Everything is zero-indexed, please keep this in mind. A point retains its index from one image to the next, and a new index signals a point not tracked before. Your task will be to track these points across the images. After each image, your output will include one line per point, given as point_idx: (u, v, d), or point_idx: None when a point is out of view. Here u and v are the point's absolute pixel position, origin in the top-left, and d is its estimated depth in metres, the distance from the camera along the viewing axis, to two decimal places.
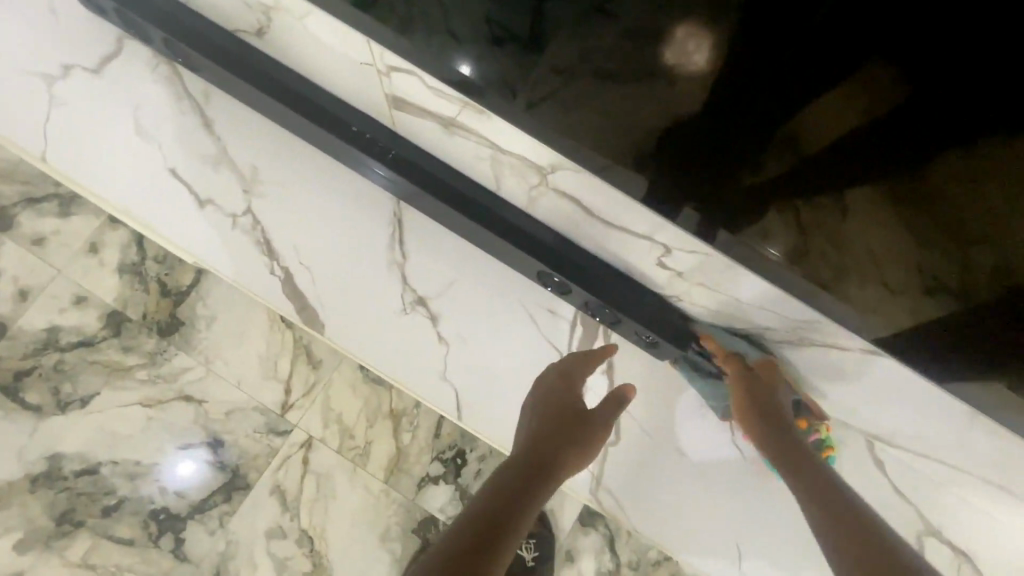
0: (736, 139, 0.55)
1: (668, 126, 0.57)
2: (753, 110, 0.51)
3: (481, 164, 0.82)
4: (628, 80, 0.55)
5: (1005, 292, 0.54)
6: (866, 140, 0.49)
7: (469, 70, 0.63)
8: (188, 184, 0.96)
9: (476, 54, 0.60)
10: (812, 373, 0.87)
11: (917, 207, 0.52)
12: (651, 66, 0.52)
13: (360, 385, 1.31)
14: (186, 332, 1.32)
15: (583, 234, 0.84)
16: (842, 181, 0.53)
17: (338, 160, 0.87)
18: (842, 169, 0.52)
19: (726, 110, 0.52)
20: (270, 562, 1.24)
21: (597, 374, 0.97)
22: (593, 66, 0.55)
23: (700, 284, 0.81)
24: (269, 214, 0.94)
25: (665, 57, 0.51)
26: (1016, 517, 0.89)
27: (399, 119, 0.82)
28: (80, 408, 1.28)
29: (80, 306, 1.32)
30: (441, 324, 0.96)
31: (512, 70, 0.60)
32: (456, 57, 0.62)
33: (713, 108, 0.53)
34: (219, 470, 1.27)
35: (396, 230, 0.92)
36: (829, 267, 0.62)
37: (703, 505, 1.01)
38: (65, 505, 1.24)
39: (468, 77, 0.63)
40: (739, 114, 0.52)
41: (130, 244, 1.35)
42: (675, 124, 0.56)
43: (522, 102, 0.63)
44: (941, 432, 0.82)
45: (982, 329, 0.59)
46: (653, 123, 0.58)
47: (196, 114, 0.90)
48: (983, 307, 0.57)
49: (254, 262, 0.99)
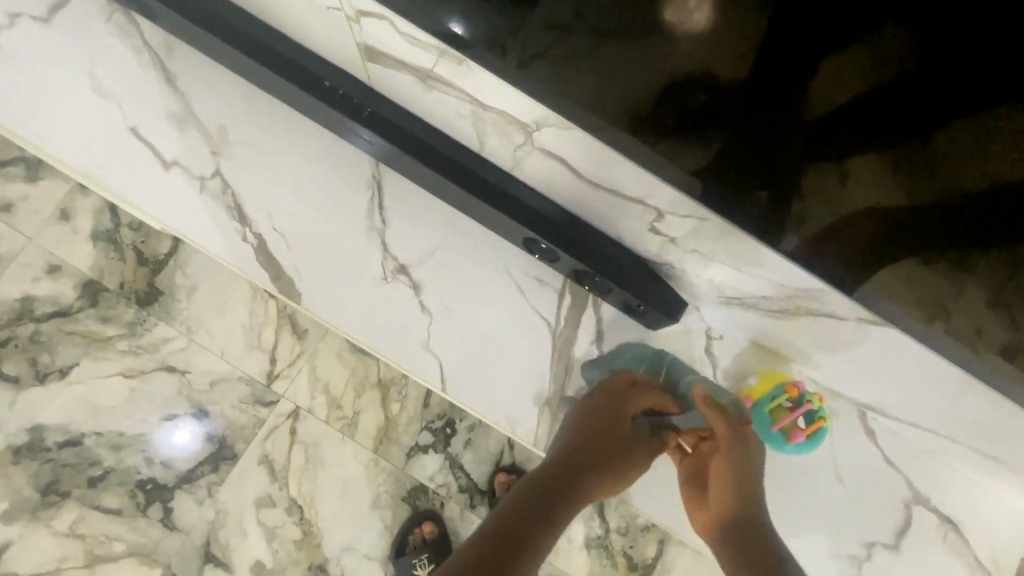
0: (736, 103, 0.51)
1: (666, 87, 0.52)
2: (750, 71, 0.47)
3: (462, 121, 0.77)
4: (622, 36, 0.50)
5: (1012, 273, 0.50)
6: (870, 106, 0.45)
7: (462, 28, 0.58)
8: (151, 144, 0.88)
9: (465, 8, 0.55)
10: (805, 341, 0.85)
11: (920, 178, 0.48)
12: (650, 18, 0.47)
13: (346, 355, 1.29)
14: (166, 302, 1.28)
15: (571, 198, 0.80)
16: (845, 149, 0.49)
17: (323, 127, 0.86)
18: (846, 137, 0.48)
19: (725, 73, 0.49)
20: (260, 530, 1.24)
21: (586, 344, 0.91)
22: (586, 19, 0.50)
23: (694, 250, 0.78)
24: (240, 177, 0.88)
25: (664, 15, 0.46)
26: (1002, 484, 0.89)
27: (373, 73, 0.76)
28: (60, 379, 1.25)
29: (53, 275, 1.28)
30: (424, 292, 0.90)
31: (498, 22, 0.55)
32: (443, 13, 0.57)
33: (714, 69, 0.49)
34: (206, 440, 1.26)
35: (375, 195, 0.89)
36: (827, 236, 0.59)
37: None
38: (50, 475, 1.23)
39: (462, 35, 0.58)
40: (737, 74, 0.48)
41: (102, 210, 1.30)
42: (674, 85, 0.52)
43: (513, 60, 0.58)
44: (935, 400, 0.80)
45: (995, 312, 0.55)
46: (648, 82, 0.53)
47: (155, 69, 0.86)
48: (986, 286, 0.52)
49: (224, 226, 0.90)
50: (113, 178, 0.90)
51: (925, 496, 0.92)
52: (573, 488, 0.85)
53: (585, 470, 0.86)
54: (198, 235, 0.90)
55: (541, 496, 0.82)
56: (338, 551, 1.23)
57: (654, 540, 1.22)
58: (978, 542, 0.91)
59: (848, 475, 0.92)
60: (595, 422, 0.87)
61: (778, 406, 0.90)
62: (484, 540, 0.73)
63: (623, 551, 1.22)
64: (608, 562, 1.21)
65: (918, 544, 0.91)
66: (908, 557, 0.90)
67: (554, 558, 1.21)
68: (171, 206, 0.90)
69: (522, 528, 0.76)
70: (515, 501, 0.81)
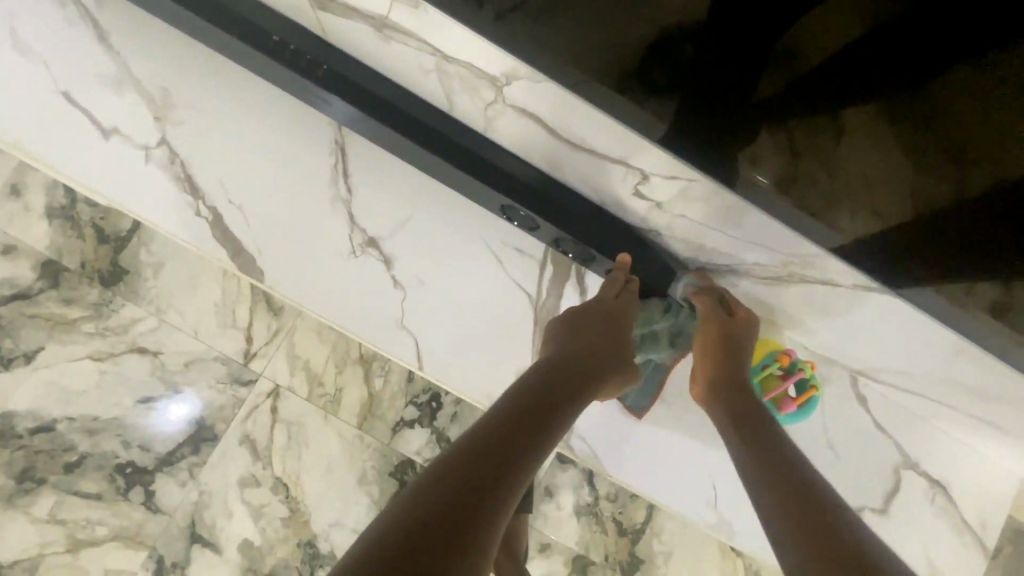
0: (731, 58, 0.48)
1: (654, 39, 0.49)
2: (744, 14, 0.44)
3: (427, 78, 0.71)
4: None
5: (1007, 212, 0.50)
6: (868, 54, 0.44)
7: None
8: (87, 110, 0.82)
9: None
10: (797, 308, 0.83)
11: (918, 124, 0.47)
12: None
13: (326, 331, 1.25)
14: (132, 281, 1.21)
15: (553, 160, 0.76)
16: (838, 103, 0.48)
17: (285, 91, 0.80)
18: (838, 88, 0.47)
19: (718, 20, 0.46)
20: (246, 510, 1.20)
21: (572, 296, 0.87)
22: None
23: (683, 215, 0.73)
24: (189, 147, 0.83)
25: None
26: (987, 442, 0.89)
27: (328, 24, 0.69)
28: (25, 364, 1.19)
29: (9, 256, 1.20)
30: (396, 266, 0.85)
31: None
32: None
33: (703, 16, 0.46)
34: (185, 421, 1.21)
35: (339, 161, 0.84)
36: (819, 193, 0.57)
37: (694, 457, 0.92)
38: (23, 463, 1.17)
39: None
40: (730, 18, 0.45)
41: (55, 186, 1.22)
42: (661, 37, 0.49)
43: (488, 11, 0.53)
44: (924, 361, 0.80)
45: (997, 252, 0.55)
46: (635, 35, 0.49)
47: (85, 24, 0.81)
48: (986, 232, 0.53)
49: (167, 199, 0.83)
50: (39, 141, 0.81)
51: (915, 460, 0.91)
52: (557, 409, 0.66)
53: (570, 392, 0.69)
54: (138, 208, 0.83)
55: (522, 424, 0.61)
56: (327, 527, 1.21)
57: (643, 506, 1.22)
58: (966, 501, 0.91)
59: (839, 441, 0.90)
60: (583, 333, 0.77)
61: (769, 375, 0.86)
62: (452, 470, 0.53)
63: (612, 517, 1.22)
64: (598, 528, 1.21)
65: (908, 505, 0.90)
66: (900, 519, 0.90)
67: (545, 527, 1.20)
68: (107, 175, 0.82)
69: (495, 476, 0.54)
70: (483, 435, 0.58)
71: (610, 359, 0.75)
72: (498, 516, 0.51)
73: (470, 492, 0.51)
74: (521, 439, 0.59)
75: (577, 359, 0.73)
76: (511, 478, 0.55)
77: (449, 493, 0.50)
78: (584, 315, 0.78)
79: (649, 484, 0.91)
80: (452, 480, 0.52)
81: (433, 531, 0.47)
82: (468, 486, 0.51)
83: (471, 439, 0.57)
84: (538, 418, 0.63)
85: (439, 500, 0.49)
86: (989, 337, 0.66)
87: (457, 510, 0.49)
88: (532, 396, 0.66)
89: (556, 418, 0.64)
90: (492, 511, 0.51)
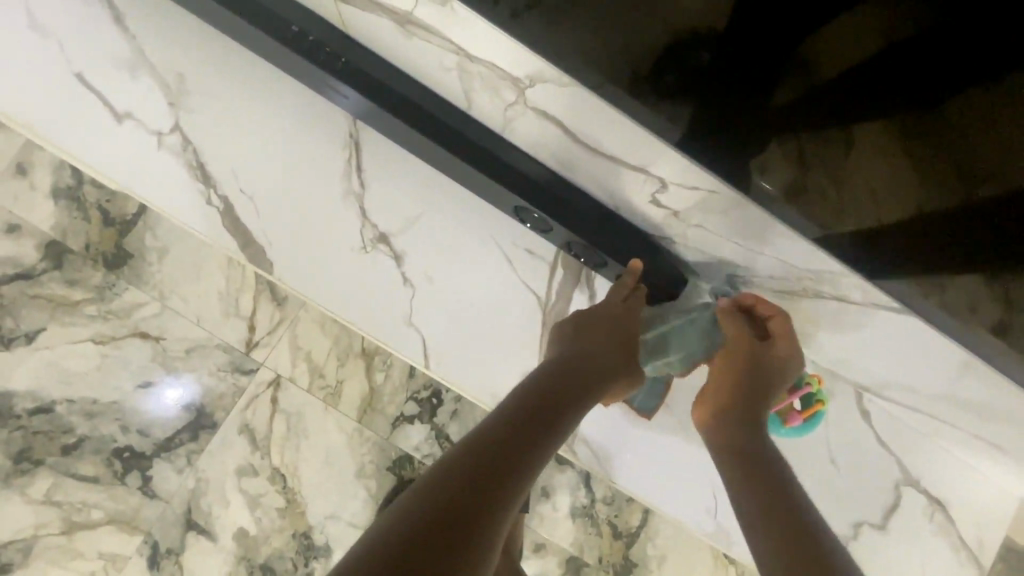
0: (746, 61, 0.48)
1: (674, 41, 0.48)
2: (760, 13, 0.44)
3: (447, 75, 0.71)
4: None
5: (1010, 236, 0.51)
6: (879, 62, 0.44)
7: None
8: (99, 92, 0.82)
9: None
10: (808, 321, 0.82)
11: (924, 139, 0.48)
12: None
13: (329, 323, 1.24)
14: (136, 265, 1.20)
15: (570, 162, 0.75)
16: (846, 112, 0.48)
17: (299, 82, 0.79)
18: (848, 97, 0.47)
19: (736, 21, 0.45)
20: (242, 498, 1.20)
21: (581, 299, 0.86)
22: None
23: (700, 225, 0.73)
24: (201, 134, 0.82)
25: None
26: (987, 461, 0.89)
27: (347, 15, 0.69)
28: (26, 345, 1.19)
29: (12, 235, 1.19)
30: (406, 263, 0.85)
31: None
32: None
33: (725, 23, 0.46)
34: (184, 407, 1.21)
35: (352, 152, 0.83)
36: (827, 206, 0.57)
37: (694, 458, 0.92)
38: (22, 443, 1.17)
39: None
40: (745, 23, 0.45)
41: (62, 166, 1.21)
42: (685, 40, 0.48)
43: (505, 10, 0.53)
44: (931, 378, 0.79)
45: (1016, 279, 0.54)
46: (658, 40, 0.49)
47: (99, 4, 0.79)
48: (994, 254, 0.53)
49: (181, 189, 0.84)
50: (53, 123, 0.83)
51: (915, 477, 0.91)
52: (562, 412, 0.65)
53: (573, 397, 0.68)
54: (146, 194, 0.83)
55: (524, 425, 0.61)
56: (322, 519, 1.21)
57: (639, 509, 1.23)
58: (962, 518, 0.91)
59: (840, 456, 0.90)
60: (589, 332, 0.76)
61: None
62: (458, 467, 0.53)
63: (608, 520, 1.22)
64: (593, 530, 1.21)
65: (905, 521, 0.90)
66: (895, 533, 0.90)
67: (541, 527, 1.20)
68: (120, 160, 0.84)
69: (497, 476, 0.53)
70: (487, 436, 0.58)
71: (612, 363, 0.74)
72: (498, 515, 0.50)
73: (473, 495, 0.50)
74: (524, 439, 0.59)
75: (580, 362, 0.72)
76: (513, 479, 0.54)
77: (443, 493, 0.50)
78: (587, 319, 0.78)
79: (642, 474, 0.92)
80: (453, 477, 0.52)
81: (433, 529, 0.47)
82: (473, 483, 0.51)
83: (473, 440, 0.57)
84: (540, 420, 0.62)
85: (434, 499, 0.49)
86: (995, 358, 0.66)
87: (455, 507, 0.49)
88: (539, 397, 0.65)
89: (558, 420, 0.64)
90: (495, 511, 0.50)
